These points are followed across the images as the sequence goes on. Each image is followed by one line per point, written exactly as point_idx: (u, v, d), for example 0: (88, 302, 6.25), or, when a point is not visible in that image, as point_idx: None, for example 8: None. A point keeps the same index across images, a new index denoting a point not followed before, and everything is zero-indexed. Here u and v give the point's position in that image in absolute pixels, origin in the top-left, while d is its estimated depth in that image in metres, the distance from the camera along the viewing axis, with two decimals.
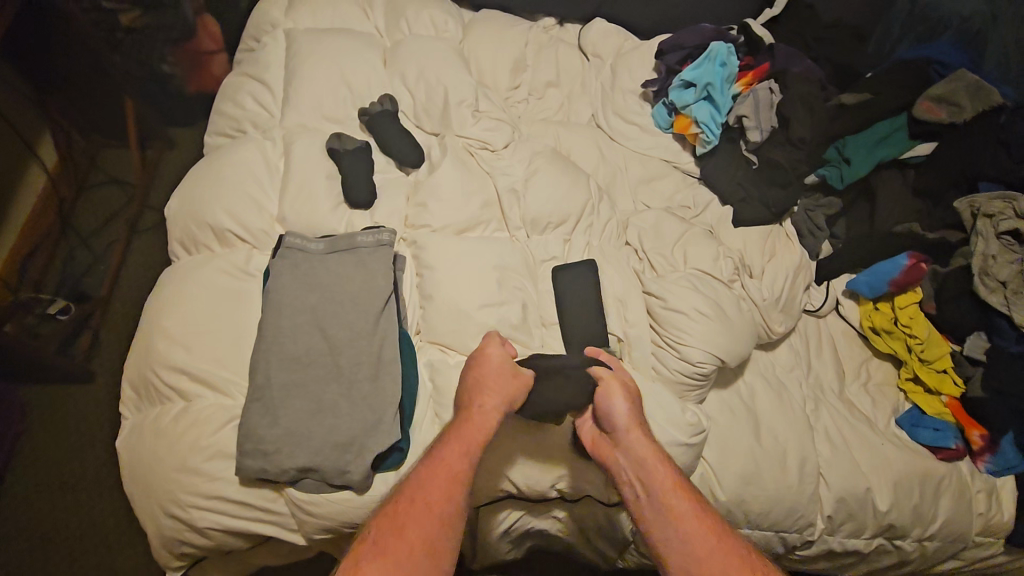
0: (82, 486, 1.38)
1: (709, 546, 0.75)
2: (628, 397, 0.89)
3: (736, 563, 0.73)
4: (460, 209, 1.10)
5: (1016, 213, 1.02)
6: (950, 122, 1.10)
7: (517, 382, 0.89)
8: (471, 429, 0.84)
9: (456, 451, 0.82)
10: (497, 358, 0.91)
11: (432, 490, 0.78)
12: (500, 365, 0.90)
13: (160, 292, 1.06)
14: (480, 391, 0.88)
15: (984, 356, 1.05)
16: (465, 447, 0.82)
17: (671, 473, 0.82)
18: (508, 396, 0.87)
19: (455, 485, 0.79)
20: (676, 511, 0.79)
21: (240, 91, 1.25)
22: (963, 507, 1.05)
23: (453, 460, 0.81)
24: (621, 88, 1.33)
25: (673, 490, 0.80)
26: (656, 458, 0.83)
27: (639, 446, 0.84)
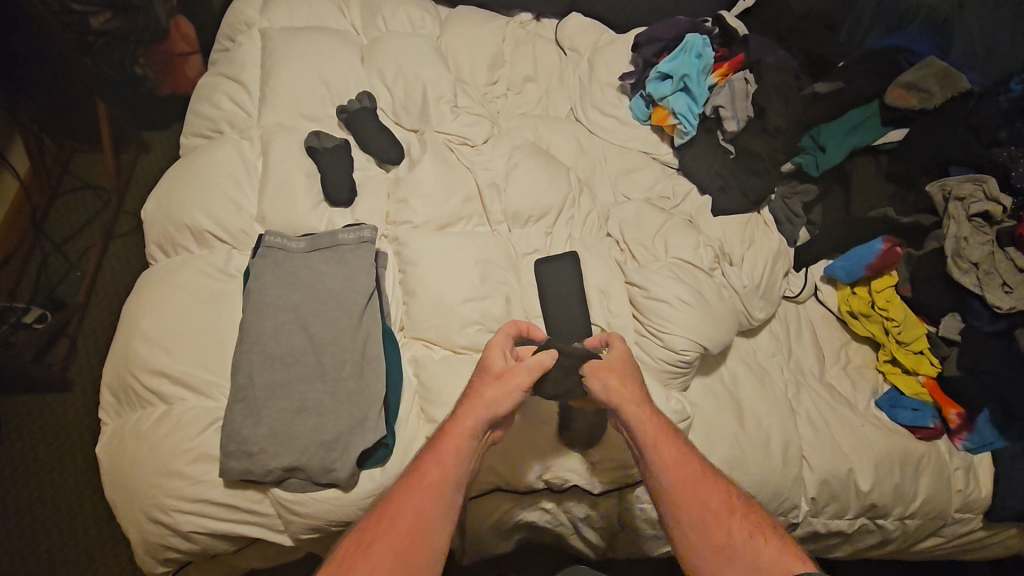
0: (63, 495, 1.36)
1: (708, 509, 0.77)
2: (626, 370, 0.87)
3: (735, 524, 0.75)
4: (441, 205, 1.10)
5: (987, 195, 1.05)
6: (920, 108, 1.12)
7: (517, 388, 0.83)
8: (461, 434, 0.81)
9: (444, 458, 0.79)
10: (495, 360, 0.86)
11: (416, 499, 0.76)
12: (496, 367, 0.85)
13: (138, 296, 1.05)
14: (475, 394, 0.84)
15: (959, 336, 1.07)
16: (450, 456, 0.79)
17: (669, 439, 0.82)
18: (502, 400, 0.82)
19: (441, 494, 0.77)
20: (675, 476, 0.79)
21: (215, 91, 1.24)
22: (943, 484, 1.07)
23: (440, 465, 0.79)
24: (599, 82, 1.34)
25: (674, 456, 0.81)
26: (655, 426, 0.83)
27: (638, 414, 0.83)
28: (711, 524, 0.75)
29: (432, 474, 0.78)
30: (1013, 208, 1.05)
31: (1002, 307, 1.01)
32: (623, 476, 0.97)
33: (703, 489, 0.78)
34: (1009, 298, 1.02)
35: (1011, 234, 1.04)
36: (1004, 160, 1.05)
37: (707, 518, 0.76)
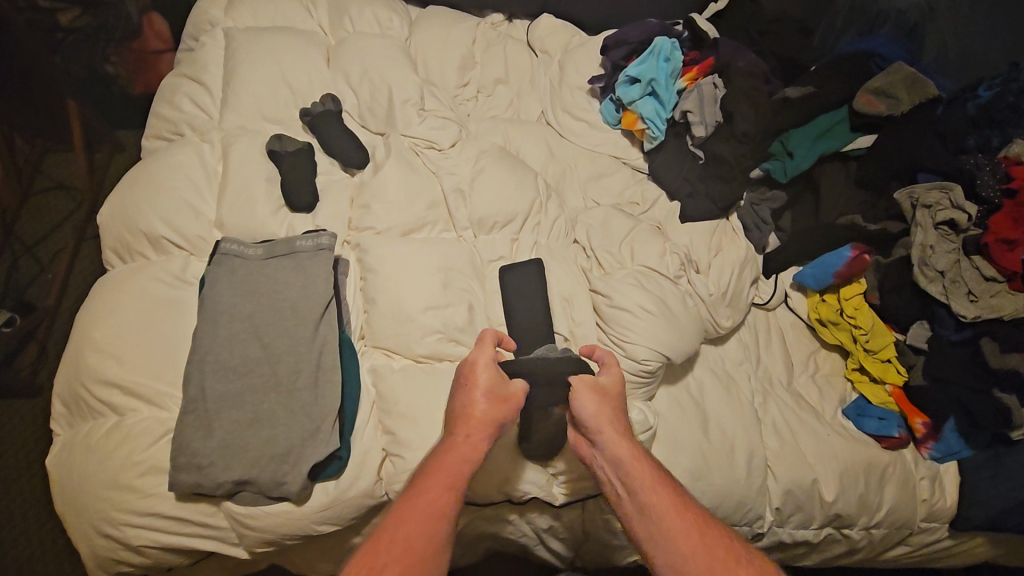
0: (27, 503, 1.33)
1: (695, 546, 0.72)
2: (611, 398, 0.84)
3: (712, 551, 0.71)
4: (404, 210, 1.08)
5: (953, 203, 1.04)
6: (888, 114, 1.10)
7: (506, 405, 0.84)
8: (462, 449, 0.80)
9: (448, 474, 0.77)
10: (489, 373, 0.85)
11: (426, 514, 0.73)
12: (489, 381, 0.84)
13: (92, 303, 1.02)
14: (470, 410, 0.82)
15: (926, 344, 1.06)
16: (453, 473, 0.77)
17: (653, 471, 0.79)
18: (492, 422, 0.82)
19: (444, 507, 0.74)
20: (658, 511, 0.75)
21: (176, 92, 1.21)
22: (907, 494, 1.07)
23: (444, 482, 0.76)
24: (570, 85, 1.32)
25: (657, 489, 0.77)
26: (636, 458, 0.79)
27: (619, 445, 0.80)
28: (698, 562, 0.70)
29: (437, 492, 0.75)
30: (979, 215, 1.04)
31: (967, 316, 1.01)
32: (585, 487, 0.96)
33: (689, 525, 0.73)
34: (975, 307, 1.01)
35: (976, 242, 1.03)
36: (970, 168, 1.03)
37: (694, 556, 0.71)
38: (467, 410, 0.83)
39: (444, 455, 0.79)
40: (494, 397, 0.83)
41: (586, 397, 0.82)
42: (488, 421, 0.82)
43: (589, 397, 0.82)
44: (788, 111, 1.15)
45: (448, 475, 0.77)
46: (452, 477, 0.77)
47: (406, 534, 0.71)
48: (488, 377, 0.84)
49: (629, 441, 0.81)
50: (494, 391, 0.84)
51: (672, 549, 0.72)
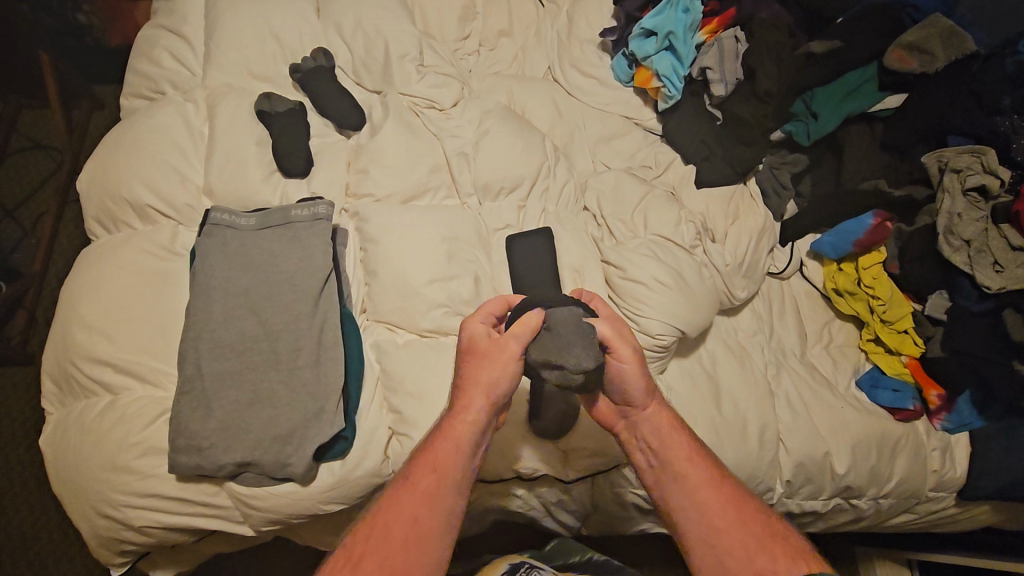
0: (26, 472, 1.31)
1: (731, 519, 0.71)
2: (642, 363, 0.79)
3: (754, 525, 0.70)
4: (405, 176, 1.01)
5: (985, 168, 0.97)
6: (920, 71, 1.03)
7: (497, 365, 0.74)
8: (454, 424, 0.73)
9: (438, 454, 0.72)
10: (483, 336, 0.76)
11: (414, 501, 0.69)
12: (483, 343, 0.76)
13: (78, 276, 0.97)
14: (465, 379, 0.75)
15: (945, 315, 1.03)
16: (442, 457, 0.71)
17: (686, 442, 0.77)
18: (491, 383, 0.74)
19: (434, 490, 0.69)
20: (693, 482, 0.74)
21: (155, 46, 1.12)
22: (918, 464, 1.06)
23: (435, 465, 0.71)
24: (578, 38, 1.23)
25: (692, 461, 0.75)
26: (674, 429, 0.77)
27: (657, 416, 0.77)
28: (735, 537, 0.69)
29: (427, 477, 0.70)
30: (1012, 181, 0.97)
31: (991, 287, 0.96)
32: (595, 464, 0.94)
33: (725, 498, 0.72)
34: (1000, 278, 0.95)
35: (1007, 210, 0.96)
36: (1005, 130, 0.96)
37: (731, 530, 0.70)
38: (468, 379, 0.75)
39: (441, 433, 0.73)
40: (485, 360, 0.75)
41: (628, 361, 0.76)
42: (478, 389, 0.74)
43: (631, 359, 0.76)
44: (812, 68, 1.07)
45: (439, 456, 0.72)
46: (444, 458, 0.71)
47: (396, 525, 0.67)
48: (481, 339, 0.76)
49: (666, 412, 0.79)
50: (487, 354, 0.75)
51: (707, 521, 0.71)
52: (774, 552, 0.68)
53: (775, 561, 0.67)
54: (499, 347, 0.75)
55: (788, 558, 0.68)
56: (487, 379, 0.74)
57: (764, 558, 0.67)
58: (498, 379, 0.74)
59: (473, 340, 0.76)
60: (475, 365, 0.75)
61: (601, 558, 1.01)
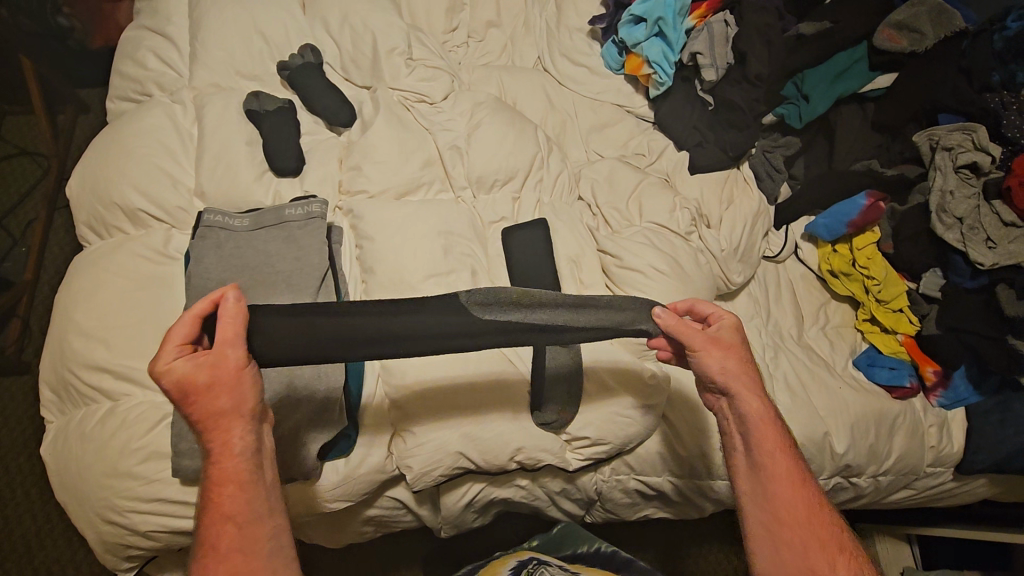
0: (27, 482, 1.31)
1: (802, 523, 0.69)
2: (738, 352, 0.75)
3: (821, 534, 0.69)
4: (398, 171, 1.01)
5: (975, 145, 0.98)
6: (911, 51, 1.03)
7: (242, 383, 0.66)
8: (226, 467, 0.65)
9: (229, 504, 0.64)
10: (192, 369, 0.64)
11: (233, 558, 0.63)
12: (201, 378, 0.64)
13: (71, 284, 0.96)
14: (204, 420, 0.65)
15: (939, 293, 1.05)
16: (229, 506, 0.64)
17: (782, 435, 0.73)
18: (243, 405, 0.66)
19: (243, 537, 0.64)
20: (771, 475, 0.71)
21: (139, 47, 1.10)
22: (916, 441, 1.07)
23: (230, 518, 0.64)
24: (568, 27, 1.22)
25: (781, 454, 0.72)
26: (766, 420, 0.73)
27: (752, 404, 0.73)
28: (801, 537, 0.68)
29: (227, 534, 0.64)
30: (1003, 157, 0.98)
31: (984, 263, 0.96)
32: (597, 453, 0.94)
33: (803, 502, 0.70)
34: (993, 254, 0.96)
35: (998, 186, 0.97)
36: (995, 106, 0.97)
37: (798, 528, 0.69)
38: (207, 422, 0.65)
39: (220, 481, 0.65)
40: (216, 390, 0.65)
41: (708, 353, 0.73)
42: (231, 422, 0.65)
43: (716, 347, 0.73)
44: (803, 49, 1.06)
45: (225, 505, 0.64)
46: (234, 507, 0.65)
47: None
48: (195, 374, 0.64)
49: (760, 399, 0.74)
50: (207, 381, 0.64)
51: (775, 514, 0.70)
52: (836, 564, 0.68)
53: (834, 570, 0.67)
54: (224, 359, 0.65)
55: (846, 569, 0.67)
56: (219, 408, 0.65)
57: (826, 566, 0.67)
58: (247, 393, 0.66)
59: (186, 380, 0.63)
60: (207, 402, 0.64)
61: (606, 549, 1.09)
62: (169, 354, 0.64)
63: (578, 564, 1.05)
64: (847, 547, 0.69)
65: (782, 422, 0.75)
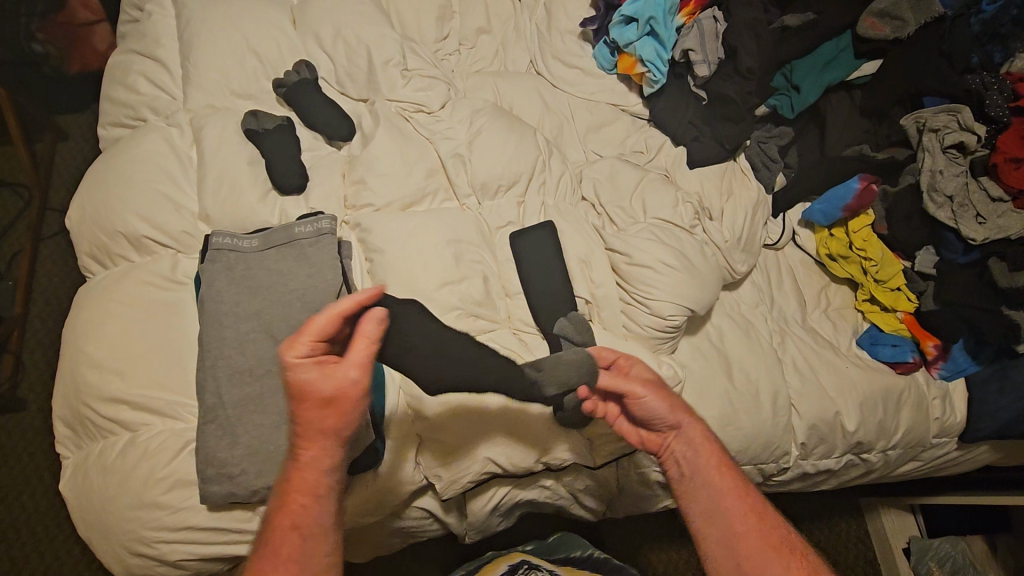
0: (33, 519, 1.28)
1: (753, 530, 0.75)
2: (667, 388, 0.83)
3: (774, 540, 0.74)
4: (403, 182, 1.01)
5: (961, 125, 1.01)
6: (893, 37, 1.06)
7: (350, 409, 0.67)
8: (306, 475, 0.69)
9: (298, 510, 0.68)
10: (310, 375, 0.64)
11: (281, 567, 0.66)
12: (319, 394, 0.65)
13: (78, 315, 0.95)
14: (304, 424, 0.67)
15: (934, 269, 1.09)
16: (299, 512, 0.68)
17: (718, 453, 0.81)
18: (341, 425, 0.67)
19: (299, 551, 0.67)
20: (718, 490, 0.78)
21: (130, 71, 1.09)
22: (921, 414, 1.11)
23: (298, 527, 0.68)
24: (558, 29, 1.24)
25: (720, 471, 0.79)
26: (704, 443, 0.81)
27: (688, 431, 0.82)
28: (755, 545, 0.73)
29: (289, 540, 0.68)
30: (988, 135, 1.02)
31: (977, 238, 1.00)
32: (620, 448, 0.96)
33: (750, 512, 0.76)
34: (983, 229, 1.00)
35: (985, 163, 1.01)
36: (977, 87, 1.00)
37: (751, 538, 0.74)
38: (305, 426, 0.67)
39: (300, 488, 0.69)
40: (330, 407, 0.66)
41: (651, 384, 0.81)
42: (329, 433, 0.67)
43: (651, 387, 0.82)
44: (787, 42, 1.09)
45: (301, 514, 0.68)
46: (303, 514, 0.68)
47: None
48: (313, 387, 0.64)
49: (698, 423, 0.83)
50: (315, 393, 0.65)
51: (728, 530, 0.75)
52: (791, 566, 0.71)
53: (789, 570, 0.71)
54: (342, 380, 0.65)
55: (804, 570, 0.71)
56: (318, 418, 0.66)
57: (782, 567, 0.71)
58: (353, 418, 0.67)
59: (302, 388, 0.64)
60: (315, 413, 0.66)
61: (599, 555, 1.15)
62: (293, 348, 0.64)
63: (569, 567, 1.12)
64: (799, 548, 0.73)
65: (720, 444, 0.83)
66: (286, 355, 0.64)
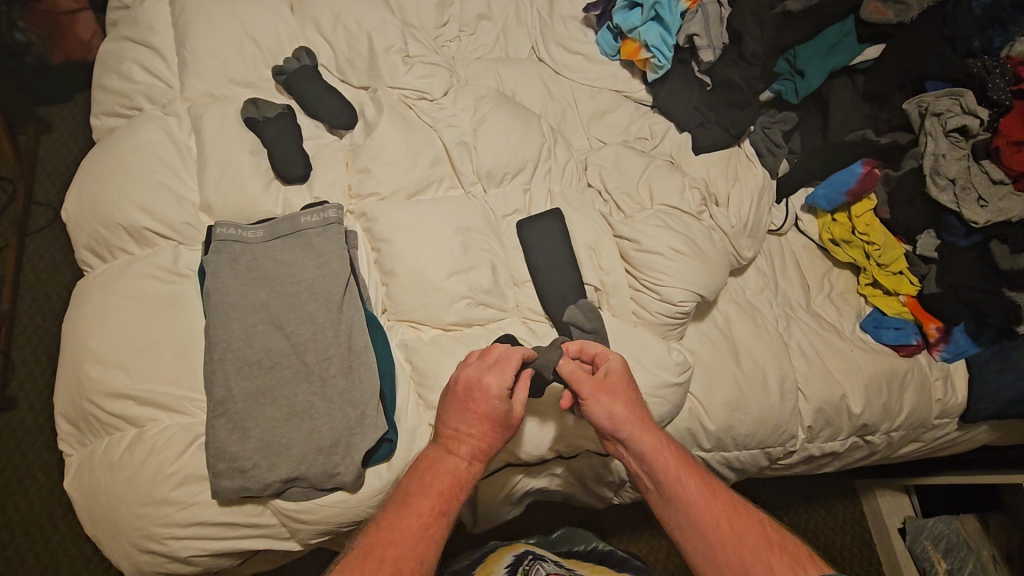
0: (28, 520, 1.25)
1: (727, 535, 0.73)
2: (618, 391, 0.81)
3: (749, 540, 0.72)
4: (408, 170, 1.00)
5: (964, 109, 1.02)
6: (898, 21, 1.05)
7: (505, 431, 0.79)
8: (449, 458, 0.78)
9: (434, 480, 0.76)
10: (494, 400, 0.77)
11: (412, 520, 0.72)
12: (493, 412, 0.77)
13: (78, 310, 0.93)
14: (460, 429, 0.78)
15: (935, 252, 1.10)
16: (436, 484, 0.75)
17: (677, 457, 0.80)
18: (490, 439, 0.78)
19: (435, 513, 0.73)
20: (688, 500, 0.77)
21: (123, 59, 1.06)
22: (924, 396, 1.12)
23: (434, 490, 0.75)
24: (561, 15, 1.22)
25: (683, 477, 0.78)
26: (661, 446, 0.80)
27: (643, 438, 0.80)
28: (730, 549, 0.72)
29: (427, 498, 0.74)
30: (992, 119, 1.02)
31: (978, 221, 1.00)
32: None
33: (721, 515, 0.75)
34: (985, 213, 1.01)
35: (986, 146, 1.02)
36: (979, 71, 1.01)
37: (726, 542, 0.73)
38: (461, 434, 0.78)
39: (443, 463, 0.77)
40: (488, 423, 0.78)
41: (598, 400, 0.81)
42: (475, 438, 0.78)
43: (595, 396, 0.81)
44: None
45: (441, 490, 0.75)
46: (437, 482, 0.76)
47: (375, 563, 0.67)
48: (497, 409, 0.77)
49: (654, 430, 0.81)
50: (479, 412, 0.77)
51: (702, 538, 0.74)
52: (770, 562, 0.70)
53: (769, 569, 0.69)
54: (506, 411, 0.78)
55: (783, 566, 0.69)
56: (469, 430, 0.78)
57: (759, 567, 0.70)
58: (501, 438, 0.79)
59: (487, 410, 0.77)
60: (474, 424, 0.78)
61: (603, 548, 1.14)
62: (498, 376, 0.78)
63: (573, 559, 1.11)
64: (776, 543, 0.72)
65: (680, 446, 0.82)
66: (490, 377, 0.78)
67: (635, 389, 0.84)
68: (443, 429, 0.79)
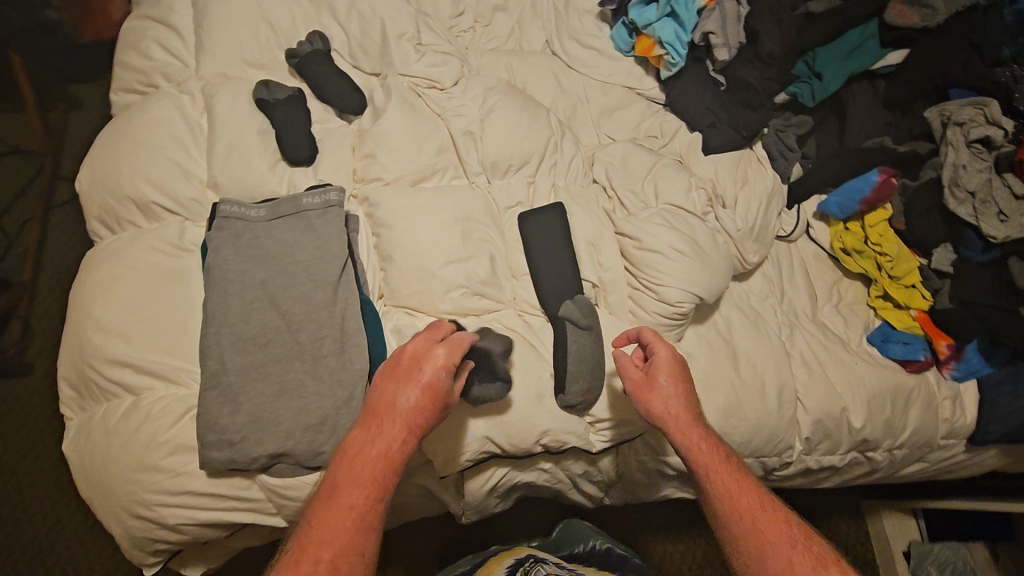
0: (38, 483, 1.30)
1: (756, 532, 0.72)
2: (662, 384, 0.82)
3: (774, 540, 0.71)
4: (412, 157, 1.00)
5: (988, 120, 0.98)
6: (923, 26, 1.00)
7: (440, 409, 0.78)
8: (381, 436, 0.75)
9: (365, 463, 0.74)
10: (437, 372, 0.78)
11: (343, 514, 0.71)
12: (431, 386, 0.77)
13: (85, 278, 0.95)
14: (394, 403, 0.76)
15: (951, 267, 1.05)
16: (366, 466, 0.73)
17: (720, 451, 0.79)
18: (422, 416, 0.77)
19: (366, 504, 0.72)
20: (722, 494, 0.76)
21: (143, 37, 1.08)
22: (930, 414, 1.09)
23: (367, 476, 0.73)
24: (577, 9, 1.22)
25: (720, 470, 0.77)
26: (702, 439, 0.79)
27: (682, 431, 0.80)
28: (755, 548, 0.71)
29: (355, 488, 0.72)
30: (1016, 130, 0.98)
31: (998, 237, 0.95)
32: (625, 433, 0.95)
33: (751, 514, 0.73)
34: (1005, 228, 0.95)
35: (1010, 158, 0.97)
36: (1006, 80, 0.98)
37: (754, 540, 0.72)
38: (394, 409, 0.76)
39: (376, 442, 0.75)
40: (424, 398, 0.77)
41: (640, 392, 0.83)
42: (408, 415, 0.76)
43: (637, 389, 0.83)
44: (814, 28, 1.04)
45: (371, 475, 0.73)
46: (366, 466, 0.73)
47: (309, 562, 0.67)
48: (436, 383, 0.77)
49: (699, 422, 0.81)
50: (420, 383, 0.77)
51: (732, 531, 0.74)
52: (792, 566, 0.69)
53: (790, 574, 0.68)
54: (448, 386, 0.78)
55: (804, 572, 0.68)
56: (405, 404, 0.76)
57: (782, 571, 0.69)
58: (434, 417, 0.78)
59: (427, 382, 0.77)
60: (410, 398, 0.76)
61: (604, 548, 1.15)
62: (447, 348, 0.79)
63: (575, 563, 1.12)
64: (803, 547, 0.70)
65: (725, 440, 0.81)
66: (437, 350, 0.79)
67: (683, 380, 0.84)
68: (376, 404, 0.77)
